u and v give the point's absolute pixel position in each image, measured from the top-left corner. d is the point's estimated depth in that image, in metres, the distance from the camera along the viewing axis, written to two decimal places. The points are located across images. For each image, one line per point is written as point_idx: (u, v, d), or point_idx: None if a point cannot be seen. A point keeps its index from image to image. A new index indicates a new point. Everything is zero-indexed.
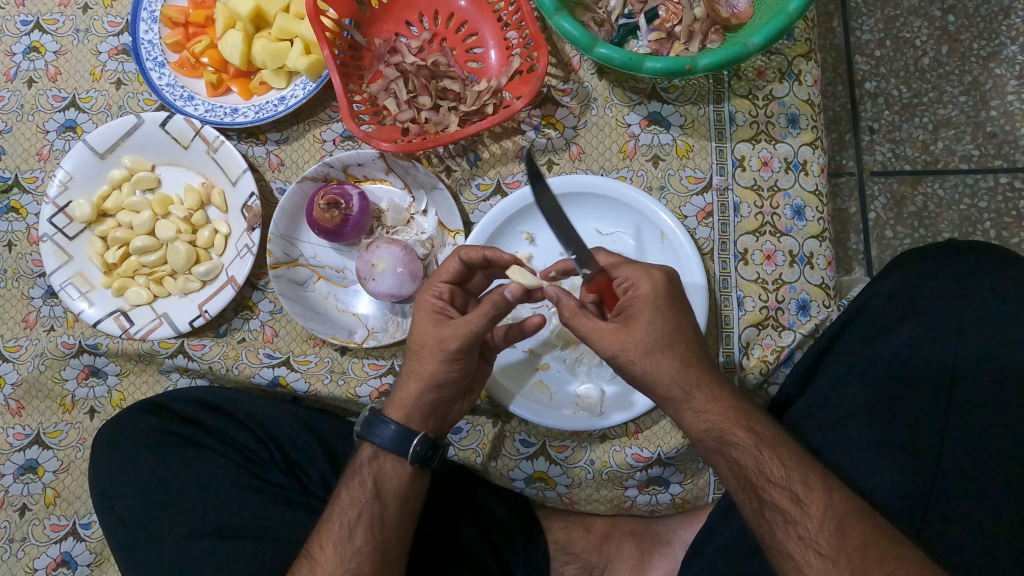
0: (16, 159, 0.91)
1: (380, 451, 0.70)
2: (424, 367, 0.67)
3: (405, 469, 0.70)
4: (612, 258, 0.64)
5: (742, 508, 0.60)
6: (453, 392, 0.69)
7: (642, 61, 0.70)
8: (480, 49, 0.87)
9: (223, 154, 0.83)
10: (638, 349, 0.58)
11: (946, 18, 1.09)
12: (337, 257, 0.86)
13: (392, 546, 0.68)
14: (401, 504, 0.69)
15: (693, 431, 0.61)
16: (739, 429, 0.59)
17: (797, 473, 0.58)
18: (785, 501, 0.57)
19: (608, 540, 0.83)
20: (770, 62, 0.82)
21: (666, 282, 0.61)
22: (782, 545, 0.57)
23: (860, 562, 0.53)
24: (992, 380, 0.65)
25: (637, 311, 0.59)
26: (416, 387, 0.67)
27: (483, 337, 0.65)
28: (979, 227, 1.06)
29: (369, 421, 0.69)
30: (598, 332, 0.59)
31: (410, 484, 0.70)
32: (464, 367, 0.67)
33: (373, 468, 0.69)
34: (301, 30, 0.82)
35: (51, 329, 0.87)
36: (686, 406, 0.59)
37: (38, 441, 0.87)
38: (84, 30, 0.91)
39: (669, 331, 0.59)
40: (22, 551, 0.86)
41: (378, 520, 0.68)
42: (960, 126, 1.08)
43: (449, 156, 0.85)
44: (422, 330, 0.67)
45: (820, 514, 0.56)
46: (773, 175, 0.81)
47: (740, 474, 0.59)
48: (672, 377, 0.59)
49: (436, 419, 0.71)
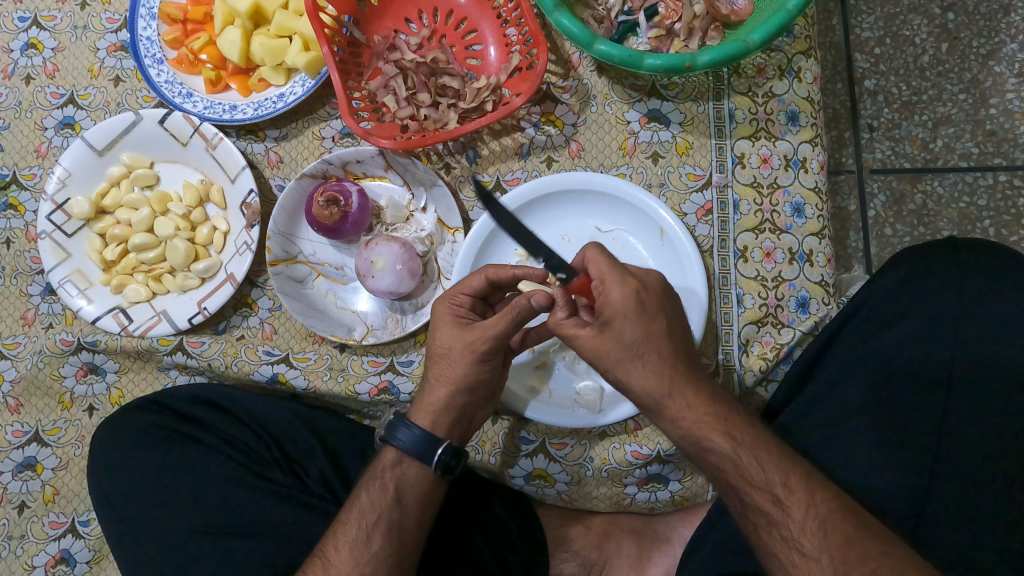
0: (14, 156, 0.90)
1: (405, 456, 0.69)
2: (452, 372, 0.67)
3: (430, 476, 0.70)
4: (597, 259, 0.61)
5: (731, 508, 0.60)
6: (482, 395, 0.70)
7: (642, 58, 0.70)
8: (480, 46, 0.87)
9: (222, 151, 0.83)
10: (611, 358, 0.59)
11: (946, 16, 1.09)
12: (337, 254, 0.86)
13: (408, 553, 0.68)
14: (420, 511, 0.69)
15: (672, 435, 0.61)
16: (717, 433, 0.58)
17: (777, 475, 0.57)
18: (766, 503, 0.57)
19: (607, 537, 0.84)
20: (770, 58, 0.82)
21: (636, 288, 0.59)
22: (765, 544, 0.57)
23: (843, 561, 0.53)
24: (993, 378, 0.65)
25: (609, 318, 0.59)
26: (445, 391, 0.68)
27: (506, 343, 0.66)
28: (979, 225, 1.06)
29: (392, 425, 0.69)
30: (575, 338, 0.60)
31: (430, 491, 0.70)
32: (492, 370, 0.68)
33: (396, 472, 0.69)
34: (300, 26, 0.82)
35: (50, 327, 0.87)
36: (660, 411, 0.59)
37: (37, 438, 0.87)
38: (82, 27, 0.90)
39: (642, 338, 0.58)
40: (21, 548, 0.85)
41: (397, 526, 0.68)
42: (960, 124, 1.08)
43: (448, 153, 0.85)
44: (447, 335, 0.67)
45: (801, 515, 0.55)
46: (773, 172, 0.81)
47: (721, 478, 0.59)
48: (643, 385, 0.59)
49: (461, 426, 0.71)
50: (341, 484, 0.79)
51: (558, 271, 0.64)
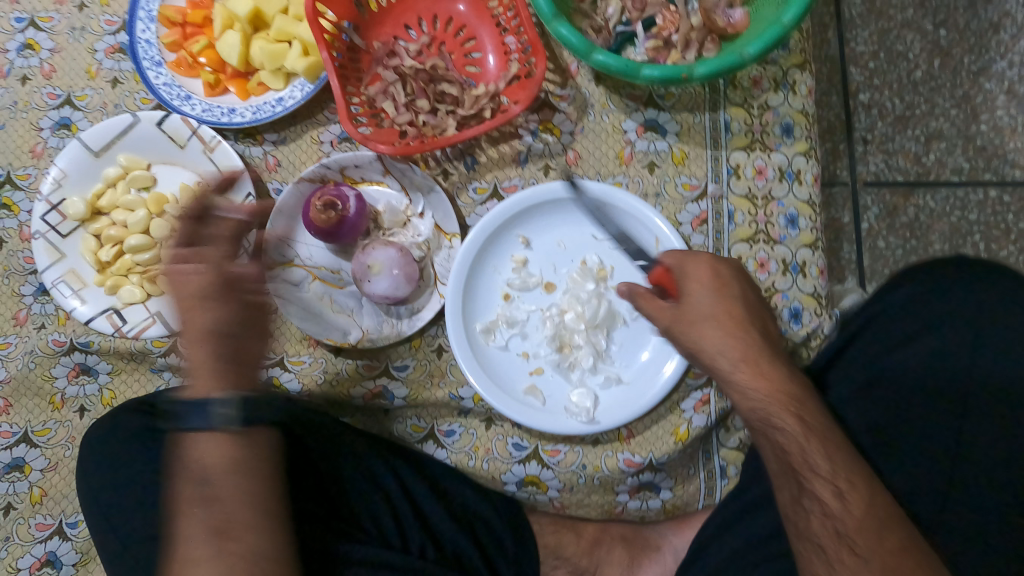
0: (8, 156, 0.90)
1: (191, 434, 0.66)
2: (192, 323, 0.67)
3: (233, 438, 0.66)
4: (675, 253, 0.70)
5: (781, 493, 0.65)
6: (233, 335, 0.68)
7: (639, 69, 0.71)
8: (478, 53, 0.87)
9: (220, 154, 0.84)
10: (685, 319, 0.67)
11: (938, 32, 1.10)
12: (333, 258, 0.85)
13: (241, 519, 0.65)
14: (238, 476, 0.66)
15: (743, 409, 0.66)
16: (791, 415, 0.64)
17: (843, 470, 0.62)
18: (828, 494, 0.61)
19: (598, 545, 0.85)
20: (766, 71, 0.83)
21: (712, 262, 0.68)
22: (813, 533, 0.62)
23: (893, 565, 0.58)
24: (981, 394, 0.66)
25: (688, 289, 0.67)
26: (193, 345, 0.67)
27: (231, 276, 0.67)
28: (969, 239, 1.07)
29: (180, 409, 0.66)
30: (654, 308, 0.68)
31: (250, 454, 0.67)
32: (212, 305, 0.66)
33: (195, 453, 0.66)
34: (300, 32, 0.82)
35: (41, 327, 0.87)
36: (731, 378, 0.66)
37: (26, 439, 0.86)
38: (79, 29, 0.90)
39: (714, 304, 0.66)
40: (5, 551, 0.85)
41: (211, 497, 0.65)
42: (951, 139, 1.09)
43: (446, 160, 0.85)
44: (184, 293, 0.67)
45: (860, 513, 0.61)
46: (767, 184, 0.82)
47: (784, 459, 0.64)
48: (714, 346, 0.66)
49: (233, 372, 0.68)
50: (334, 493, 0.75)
51: (639, 258, 0.76)
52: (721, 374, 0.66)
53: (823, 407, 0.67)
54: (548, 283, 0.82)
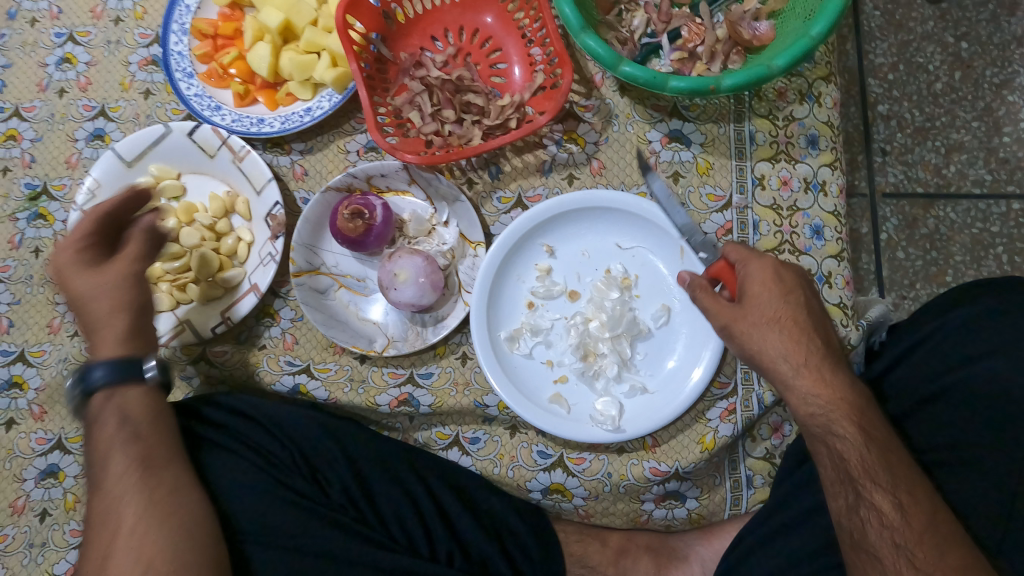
0: (44, 167, 0.92)
1: (113, 392, 0.71)
2: (120, 299, 0.74)
3: (150, 391, 0.73)
4: (741, 250, 0.68)
5: (835, 500, 0.66)
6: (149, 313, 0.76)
7: (666, 80, 0.71)
8: (503, 64, 0.89)
9: (249, 164, 0.85)
10: (746, 321, 0.65)
11: (959, 44, 1.10)
12: (358, 266, 0.87)
13: (162, 455, 0.69)
14: (156, 420, 0.72)
15: (802, 416, 0.66)
16: (851, 422, 0.64)
17: (902, 484, 0.63)
18: (887, 505, 0.63)
19: (624, 554, 0.84)
20: (791, 83, 0.83)
21: (778, 265, 0.67)
22: (868, 542, 0.63)
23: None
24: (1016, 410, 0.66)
25: (753, 290, 0.66)
26: (126, 321, 0.74)
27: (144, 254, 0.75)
28: (991, 251, 1.07)
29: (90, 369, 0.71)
30: (712, 306, 0.67)
31: (159, 401, 0.73)
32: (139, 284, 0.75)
33: (112, 402, 0.71)
34: (329, 43, 0.83)
35: (75, 335, 0.88)
36: (793, 381, 0.65)
37: (60, 445, 0.87)
38: (114, 42, 0.92)
39: (779, 307, 0.65)
40: (41, 556, 0.86)
41: (133, 436, 0.69)
42: (973, 151, 1.09)
43: (471, 169, 0.86)
44: (83, 279, 0.73)
45: (921, 527, 0.62)
46: (792, 195, 0.82)
47: (841, 466, 0.65)
48: (777, 349, 0.64)
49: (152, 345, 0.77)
50: (362, 497, 0.76)
51: (702, 251, 0.76)
52: (781, 378, 0.65)
53: (883, 420, 0.67)
54: (571, 291, 0.83)
